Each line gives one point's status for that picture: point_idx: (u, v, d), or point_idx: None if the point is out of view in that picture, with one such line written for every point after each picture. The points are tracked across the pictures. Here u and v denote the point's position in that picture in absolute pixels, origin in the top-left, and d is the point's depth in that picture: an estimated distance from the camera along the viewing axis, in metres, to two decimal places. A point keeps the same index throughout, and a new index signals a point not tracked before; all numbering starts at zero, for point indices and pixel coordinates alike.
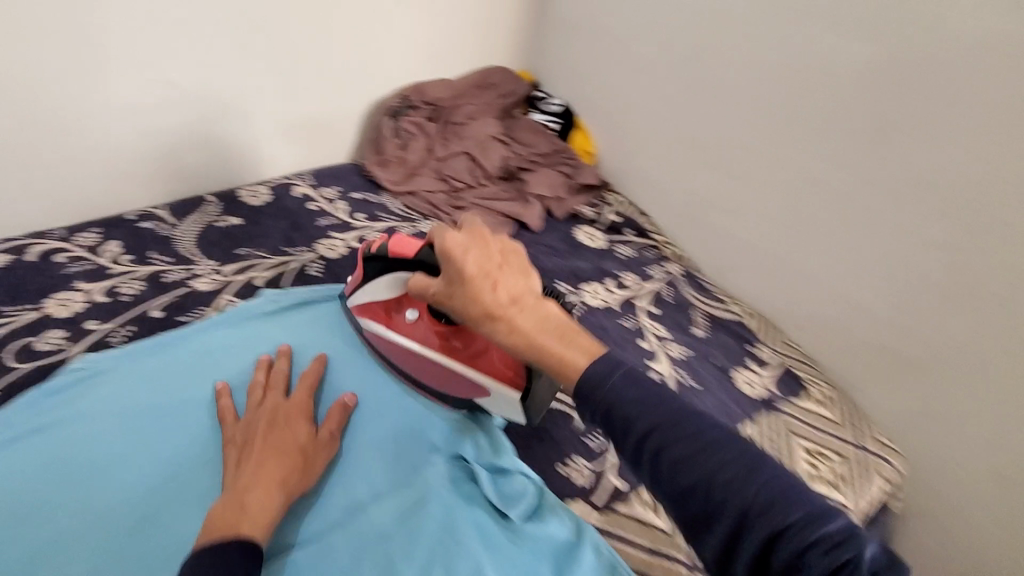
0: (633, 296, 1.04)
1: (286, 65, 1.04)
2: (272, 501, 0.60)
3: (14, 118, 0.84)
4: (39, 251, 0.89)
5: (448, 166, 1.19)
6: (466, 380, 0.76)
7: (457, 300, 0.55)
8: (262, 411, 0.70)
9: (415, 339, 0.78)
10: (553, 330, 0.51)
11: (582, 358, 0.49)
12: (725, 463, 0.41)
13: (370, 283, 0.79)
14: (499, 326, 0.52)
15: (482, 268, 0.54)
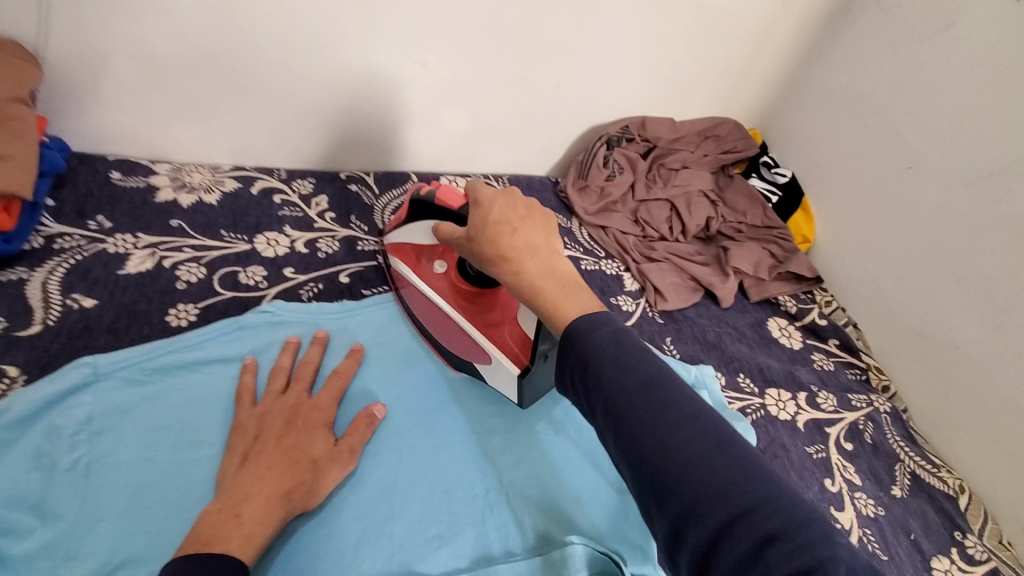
0: (823, 420, 0.90)
1: (528, 69, 1.00)
2: (267, 520, 0.54)
3: (285, 62, 0.88)
4: (262, 186, 0.94)
5: (646, 211, 1.10)
6: (471, 342, 0.74)
7: (484, 241, 0.58)
8: (283, 403, 0.64)
9: (432, 288, 0.77)
10: (556, 279, 0.56)
11: (576, 311, 0.53)
12: (730, 477, 0.40)
13: (409, 226, 0.76)
14: (508, 266, 0.57)
15: (506, 216, 0.58)
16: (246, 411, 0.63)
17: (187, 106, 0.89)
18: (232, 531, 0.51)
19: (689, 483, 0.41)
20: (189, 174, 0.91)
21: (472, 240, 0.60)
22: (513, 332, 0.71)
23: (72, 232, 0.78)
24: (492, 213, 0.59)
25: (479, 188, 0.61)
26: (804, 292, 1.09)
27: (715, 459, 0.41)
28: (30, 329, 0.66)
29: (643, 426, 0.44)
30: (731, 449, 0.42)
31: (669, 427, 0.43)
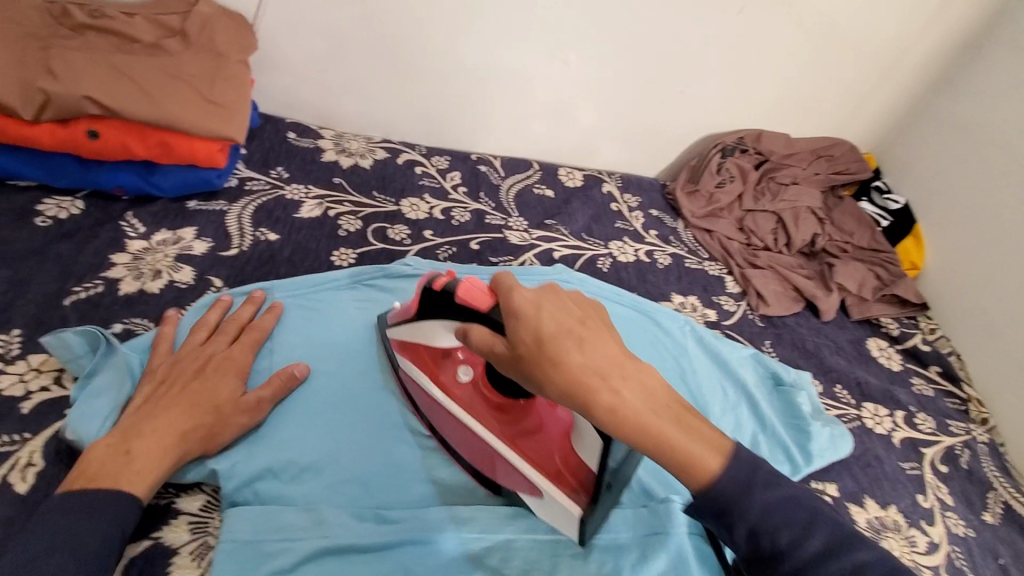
0: (918, 439, 0.90)
1: (656, 75, 1.07)
2: (156, 465, 0.54)
3: (444, 50, 0.99)
4: (406, 158, 1.05)
5: (752, 220, 1.12)
6: (516, 473, 0.62)
7: (551, 368, 0.47)
8: (197, 354, 0.63)
9: (450, 398, 0.65)
10: (665, 410, 0.48)
11: (714, 458, 0.48)
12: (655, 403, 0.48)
13: (428, 325, 0.62)
14: (598, 405, 0.46)
15: (563, 328, 0.47)
16: (163, 357, 0.63)
17: (355, 82, 1.01)
18: (124, 466, 0.52)
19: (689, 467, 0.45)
20: (348, 141, 1.04)
21: (525, 360, 0.48)
22: (551, 444, 0.62)
23: (258, 178, 0.91)
24: (547, 326, 0.48)
25: (513, 290, 0.50)
26: (908, 317, 1.09)
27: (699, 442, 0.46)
28: (229, 251, 0.79)
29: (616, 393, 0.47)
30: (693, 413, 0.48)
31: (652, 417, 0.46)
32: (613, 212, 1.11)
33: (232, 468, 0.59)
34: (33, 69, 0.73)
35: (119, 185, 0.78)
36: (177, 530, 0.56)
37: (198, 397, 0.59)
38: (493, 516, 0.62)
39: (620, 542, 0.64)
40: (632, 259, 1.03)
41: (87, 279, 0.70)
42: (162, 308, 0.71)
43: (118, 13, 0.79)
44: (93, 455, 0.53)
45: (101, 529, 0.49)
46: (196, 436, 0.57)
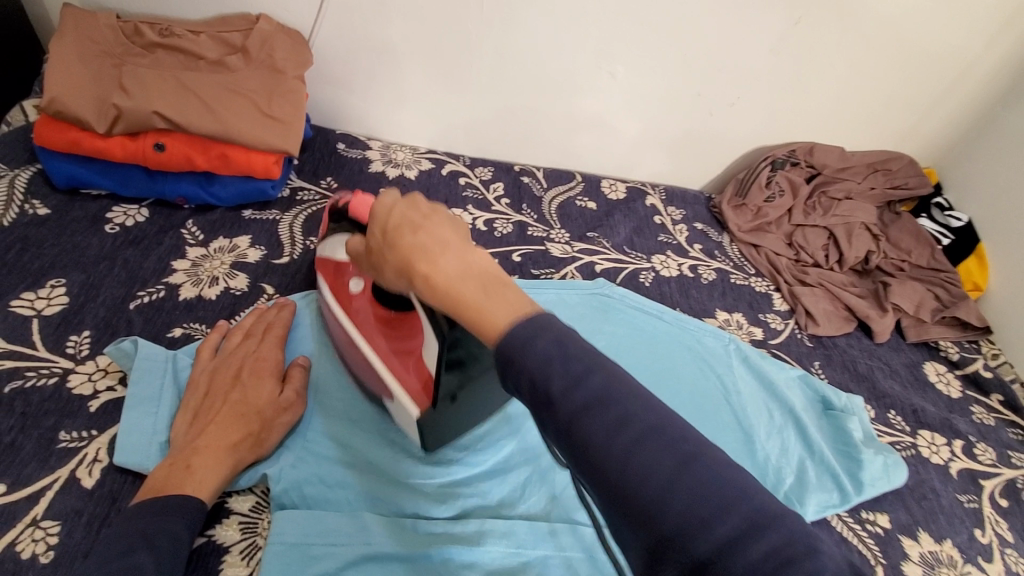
0: (980, 472, 0.85)
1: (706, 87, 1.05)
2: (218, 472, 0.57)
3: (492, 63, 1.01)
4: (450, 169, 1.07)
5: (803, 235, 1.09)
6: (363, 359, 0.67)
7: (389, 251, 0.48)
8: (232, 360, 0.65)
9: (344, 312, 0.69)
10: (475, 278, 0.44)
11: (509, 318, 0.41)
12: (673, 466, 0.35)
13: (334, 239, 0.70)
14: (422, 278, 0.45)
15: (405, 217, 0.47)
16: (203, 365, 0.65)
17: (404, 95, 1.04)
18: (184, 479, 0.55)
19: (665, 513, 0.34)
20: (394, 152, 1.06)
21: (378, 253, 0.49)
22: (420, 364, 0.62)
23: (309, 187, 0.94)
24: (391, 220, 0.48)
25: (379, 193, 0.50)
26: (969, 341, 1.03)
27: (691, 472, 0.35)
28: (281, 259, 0.82)
29: (587, 428, 0.37)
30: (688, 447, 0.36)
31: (612, 436, 0.36)
32: (656, 225, 1.09)
33: (281, 471, 0.61)
34: (109, 87, 0.78)
35: (181, 196, 0.83)
36: (228, 529, 0.58)
37: (252, 400, 0.62)
38: (531, 531, 0.62)
39: None
40: (675, 273, 1.02)
41: (151, 283, 0.74)
42: (219, 313, 0.74)
43: (185, 32, 0.83)
44: (153, 473, 0.56)
45: (179, 527, 0.52)
46: (251, 437, 0.60)
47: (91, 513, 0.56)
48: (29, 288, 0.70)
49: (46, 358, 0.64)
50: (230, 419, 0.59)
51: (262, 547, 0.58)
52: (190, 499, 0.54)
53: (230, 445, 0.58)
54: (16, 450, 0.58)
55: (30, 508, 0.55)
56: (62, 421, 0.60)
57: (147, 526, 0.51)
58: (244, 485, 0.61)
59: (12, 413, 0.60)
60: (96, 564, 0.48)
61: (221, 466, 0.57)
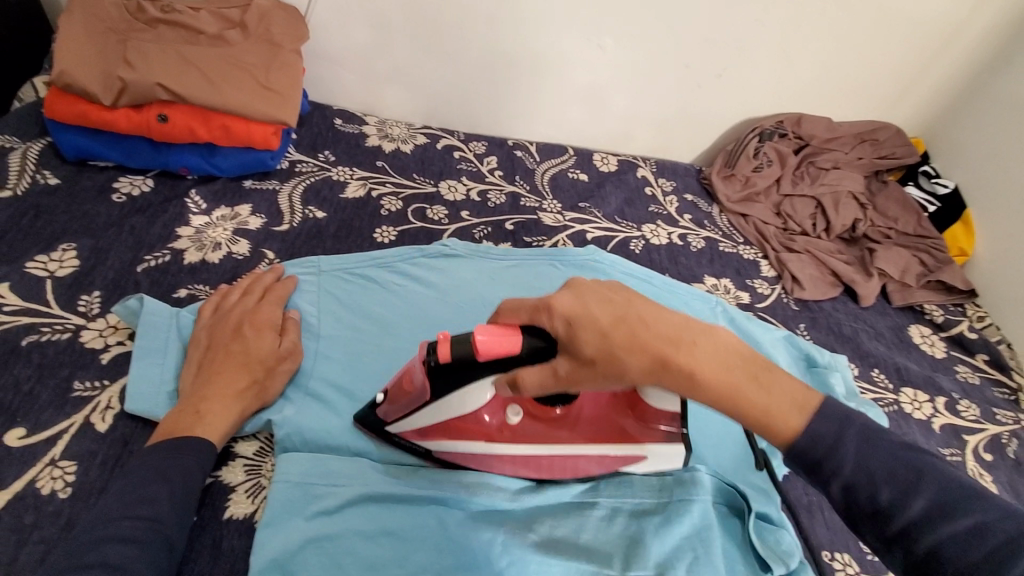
0: (962, 427, 0.87)
1: (696, 59, 1.08)
2: (228, 417, 0.60)
3: (486, 38, 1.03)
4: (445, 143, 1.10)
5: (790, 205, 1.11)
6: (581, 458, 0.65)
7: (615, 350, 0.49)
8: (229, 314, 0.68)
9: (496, 442, 0.64)
10: (742, 368, 0.50)
11: (797, 414, 0.48)
12: (881, 470, 0.45)
13: (435, 400, 0.60)
14: (670, 373, 0.49)
15: (618, 316, 0.50)
16: (203, 323, 0.68)
17: (400, 70, 1.07)
18: (196, 421, 0.58)
19: (871, 496, 0.44)
20: (391, 127, 1.09)
21: (605, 363, 0.49)
22: (604, 409, 0.66)
23: (307, 160, 0.97)
24: (602, 319, 0.50)
25: (551, 304, 0.52)
26: (954, 304, 1.05)
27: (923, 485, 0.44)
28: (281, 227, 0.85)
29: (842, 467, 0.45)
30: (901, 454, 0.45)
31: (840, 463, 0.46)
32: (647, 196, 1.12)
33: (283, 420, 0.65)
34: (113, 61, 0.81)
35: (185, 166, 0.86)
36: (233, 469, 0.62)
37: (253, 350, 0.64)
38: (520, 478, 0.65)
39: (643, 508, 0.65)
40: (665, 241, 1.04)
41: (157, 249, 0.78)
42: (222, 276, 0.77)
43: (185, 8, 0.86)
44: (166, 418, 0.59)
45: (193, 463, 0.56)
46: (256, 385, 0.63)
47: (105, 454, 0.59)
48: (41, 252, 0.73)
49: (60, 316, 0.68)
50: (234, 367, 0.63)
51: (268, 485, 0.61)
52: (202, 439, 0.57)
53: (237, 392, 0.62)
54: (33, 398, 0.61)
55: (48, 450, 0.58)
56: (75, 372, 0.64)
57: (163, 460, 0.54)
58: (249, 431, 0.64)
59: (28, 364, 0.63)
60: (118, 493, 0.52)
61: (228, 413, 0.60)
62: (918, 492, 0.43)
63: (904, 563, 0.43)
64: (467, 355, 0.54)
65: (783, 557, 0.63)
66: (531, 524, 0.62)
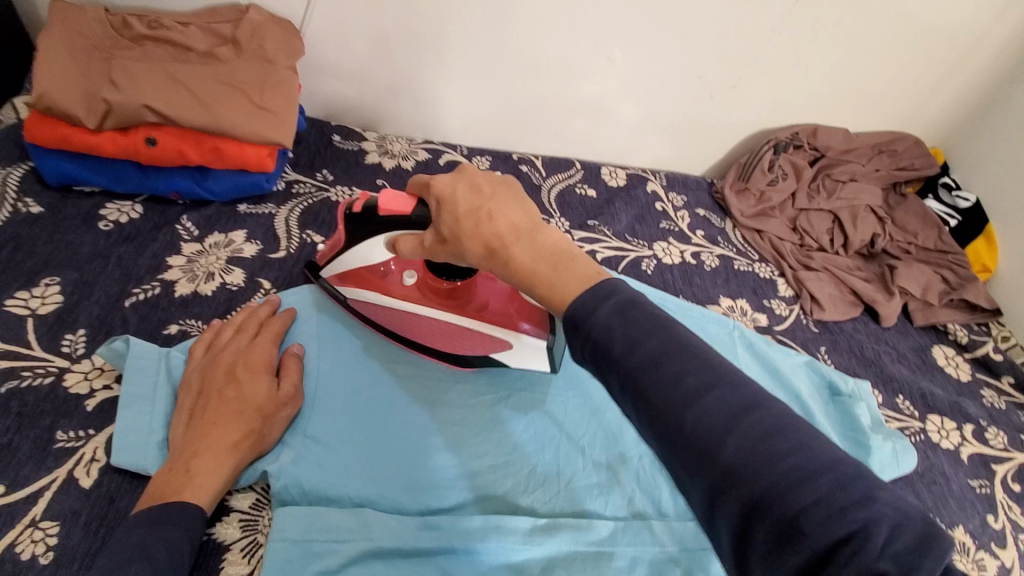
0: (990, 457, 0.84)
1: (708, 69, 1.03)
2: (219, 474, 0.56)
3: (490, 50, 0.99)
4: (448, 158, 1.06)
5: (807, 220, 1.07)
6: (467, 338, 0.73)
7: (459, 234, 0.53)
8: (222, 356, 0.64)
9: (395, 296, 0.74)
10: (547, 259, 0.50)
11: (577, 286, 0.47)
12: (754, 437, 0.36)
13: (358, 248, 0.69)
14: (497, 258, 0.51)
15: (472, 204, 0.52)
16: (196, 364, 0.63)
17: (400, 84, 1.02)
18: (186, 481, 0.55)
19: (723, 448, 0.36)
20: (391, 143, 1.05)
21: (452, 243, 0.54)
22: (505, 305, 0.74)
23: (304, 181, 0.93)
24: (461, 207, 0.53)
25: (433, 182, 0.56)
26: (978, 323, 1.02)
27: (790, 448, 0.35)
28: (278, 254, 0.81)
29: (698, 419, 0.38)
30: (749, 399, 0.38)
31: (691, 402, 0.38)
32: (657, 212, 1.08)
33: (282, 470, 0.60)
34: (98, 82, 0.77)
35: (175, 190, 0.81)
36: (228, 527, 0.58)
37: (249, 396, 0.60)
38: (535, 528, 0.61)
39: (665, 560, 0.62)
40: (677, 260, 1.00)
41: (146, 281, 0.73)
42: (215, 310, 0.73)
43: (174, 23, 0.82)
44: (154, 477, 0.55)
45: (179, 532, 0.52)
46: (252, 435, 0.59)
47: (90, 514, 0.55)
48: (23, 288, 0.69)
49: (42, 358, 0.64)
50: (228, 417, 0.58)
51: (263, 546, 0.57)
52: (190, 507, 0.54)
53: (232, 445, 0.58)
54: (12, 451, 0.57)
55: (28, 510, 0.54)
56: (58, 421, 0.60)
57: (145, 535, 0.50)
58: (244, 484, 0.60)
59: (7, 414, 0.59)
60: (99, 573, 0.48)
61: (222, 468, 0.57)
62: (782, 451, 0.35)
63: (751, 534, 0.35)
64: (374, 213, 0.64)
65: None
66: None
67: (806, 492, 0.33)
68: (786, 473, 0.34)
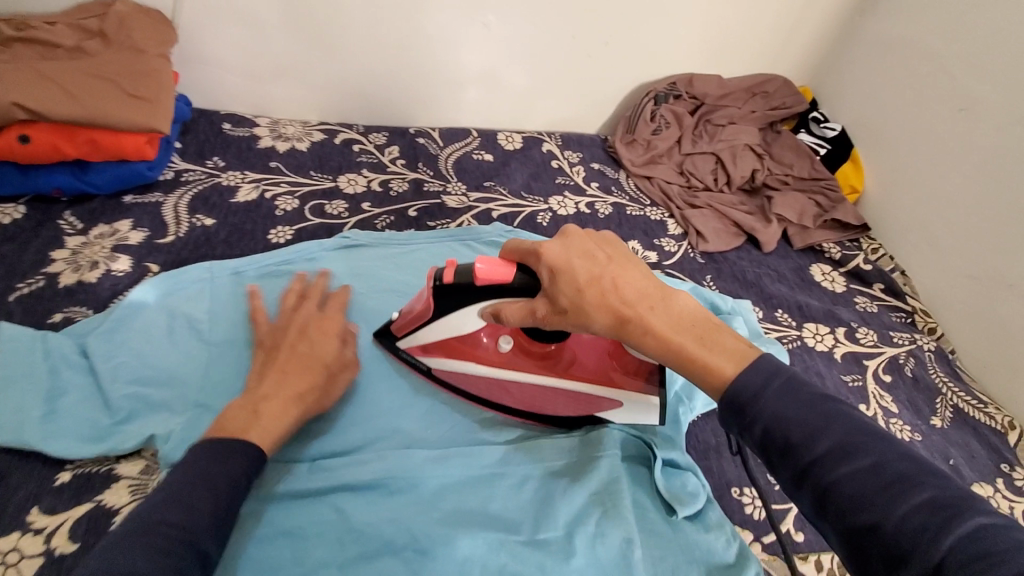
0: (862, 353, 0.92)
1: (583, 30, 1.09)
2: (282, 418, 0.59)
3: (370, 27, 1.02)
4: (343, 137, 1.08)
5: (692, 163, 1.14)
6: (565, 394, 0.70)
7: (588, 302, 0.54)
8: (295, 318, 0.68)
9: (490, 366, 0.70)
10: (689, 330, 0.54)
11: (729, 365, 0.50)
12: (931, 516, 0.38)
13: (445, 316, 0.66)
14: (631, 327, 0.54)
15: (593, 275, 0.54)
16: (263, 329, 0.69)
17: (286, 68, 1.04)
18: (252, 421, 0.57)
19: (885, 510, 0.40)
20: (284, 127, 1.06)
21: (576, 314, 0.55)
22: (600, 359, 0.69)
23: (194, 169, 0.94)
24: (582, 277, 0.54)
25: (541, 251, 0.56)
26: (850, 240, 1.10)
27: (912, 494, 0.40)
28: (166, 238, 0.82)
29: (855, 492, 0.41)
30: (900, 471, 0.41)
31: (889, 501, 0.40)
32: (553, 169, 1.13)
33: (169, 434, 0.62)
34: None
35: (56, 187, 0.81)
36: (114, 490, 0.59)
37: (317, 353, 0.65)
38: (429, 458, 0.64)
39: (552, 470, 0.65)
40: (572, 211, 1.06)
41: (28, 275, 0.73)
42: (102, 296, 0.74)
43: (39, 23, 0.83)
44: (223, 415, 0.58)
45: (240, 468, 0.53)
46: (317, 389, 0.63)
47: None
48: None
49: None
50: (299, 369, 0.63)
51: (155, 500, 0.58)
52: (254, 445, 0.55)
53: (298, 395, 0.61)
54: None
55: None
56: None
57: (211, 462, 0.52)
58: (129, 451, 0.61)
59: None
60: None
61: (288, 413, 0.60)
62: (903, 504, 0.39)
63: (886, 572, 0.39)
64: (472, 283, 0.61)
65: (685, 498, 0.64)
66: (437, 500, 0.62)
67: (879, 488, 0.41)
68: (888, 487, 0.41)
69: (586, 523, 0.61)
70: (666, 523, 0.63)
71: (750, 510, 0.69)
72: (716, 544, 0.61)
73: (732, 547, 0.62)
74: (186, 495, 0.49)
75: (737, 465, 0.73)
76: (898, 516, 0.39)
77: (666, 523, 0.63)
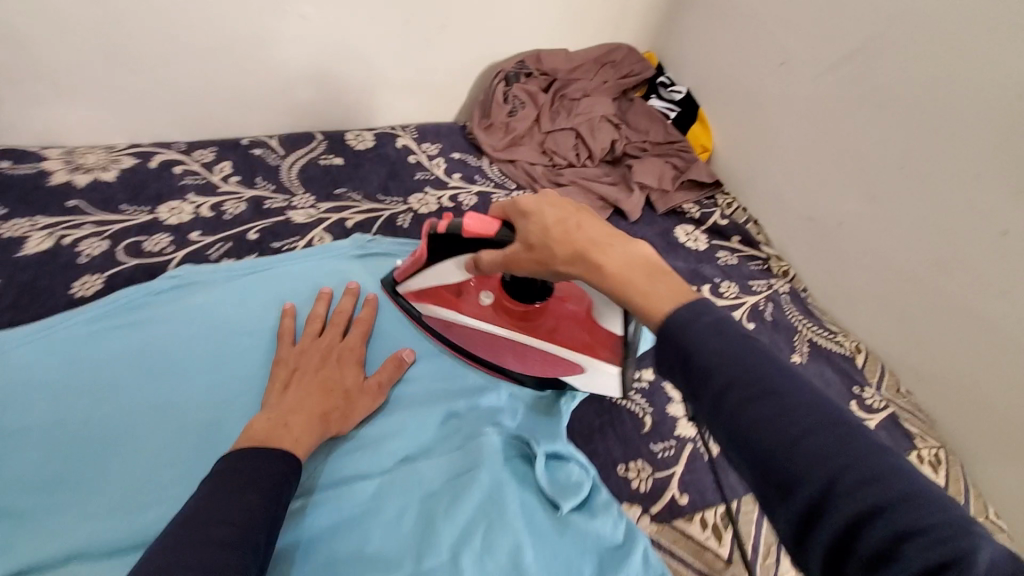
0: (729, 307, 0.96)
1: (413, 12, 1.02)
2: (310, 431, 0.60)
3: (162, 32, 0.88)
4: (159, 159, 0.94)
5: (552, 141, 1.13)
6: (534, 353, 0.74)
7: (556, 247, 0.56)
8: (319, 344, 0.70)
9: (475, 320, 0.75)
10: (639, 266, 0.52)
11: (665, 302, 0.47)
12: (854, 468, 0.36)
13: (433, 269, 0.73)
14: (584, 264, 0.54)
15: (560, 220, 0.57)
16: (288, 349, 0.70)
17: (66, 89, 0.88)
18: (284, 431, 0.58)
19: (803, 459, 0.37)
20: (82, 156, 0.91)
21: (544, 251, 0.57)
22: (574, 327, 0.73)
23: None
24: (549, 220, 0.58)
25: (518, 200, 0.61)
26: (707, 198, 1.14)
27: (838, 449, 0.37)
28: None
29: (775, 437, 0.38)
30: (849, 432, 0.37)
31: (806, 447, 0.37)
32: (410, 165, 1.07)
33: None
34: None
35: None
36: None
37: (341, 379, 0.67)
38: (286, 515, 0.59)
39: (432, 492, 0.62)
40: (434, 207, 1.00)
41: None
42: None
43: None
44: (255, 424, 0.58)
45: (282, 469, 0.54)
46: (338, 408, 0.64)
47: None
48: None
49: None
50: (317, 389, 0.64)
51: None
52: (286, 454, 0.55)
53: (321, 413, 0.62)
54: None
55: None
56: None
57: (249, 468, 0.52)
58: None
59: None
60: None
61: (313, 425, 0.61)
62: (839, 462, 0.36)
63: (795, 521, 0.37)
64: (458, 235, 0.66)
65: (568, 491, 0.63)
66: (310, 555, 0.57)
67: (810, 445, 0.37)
68: (823, 447, 0.37)
69: (471, 541, 0.58)
70: (552, 522, 0.61)
71: (636, 484, 0.70)
72: (602, 531, 0.61)
73: (622, 527, 0.62)
74: (232, 500, 0.49)
75: (621, 441, 0.73)
76: (829, 474, 0.36)
77: (552, 521, 0.61)
